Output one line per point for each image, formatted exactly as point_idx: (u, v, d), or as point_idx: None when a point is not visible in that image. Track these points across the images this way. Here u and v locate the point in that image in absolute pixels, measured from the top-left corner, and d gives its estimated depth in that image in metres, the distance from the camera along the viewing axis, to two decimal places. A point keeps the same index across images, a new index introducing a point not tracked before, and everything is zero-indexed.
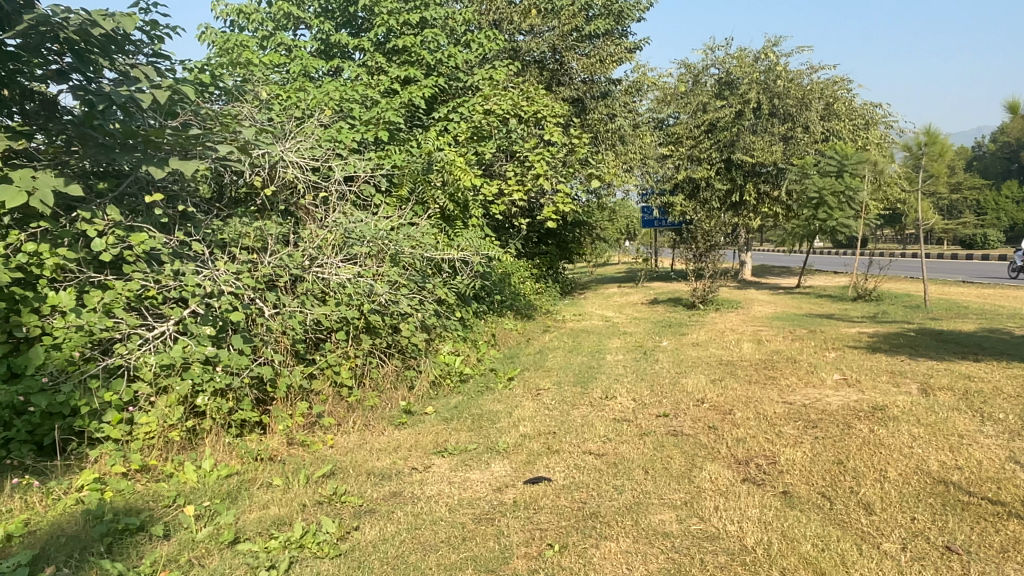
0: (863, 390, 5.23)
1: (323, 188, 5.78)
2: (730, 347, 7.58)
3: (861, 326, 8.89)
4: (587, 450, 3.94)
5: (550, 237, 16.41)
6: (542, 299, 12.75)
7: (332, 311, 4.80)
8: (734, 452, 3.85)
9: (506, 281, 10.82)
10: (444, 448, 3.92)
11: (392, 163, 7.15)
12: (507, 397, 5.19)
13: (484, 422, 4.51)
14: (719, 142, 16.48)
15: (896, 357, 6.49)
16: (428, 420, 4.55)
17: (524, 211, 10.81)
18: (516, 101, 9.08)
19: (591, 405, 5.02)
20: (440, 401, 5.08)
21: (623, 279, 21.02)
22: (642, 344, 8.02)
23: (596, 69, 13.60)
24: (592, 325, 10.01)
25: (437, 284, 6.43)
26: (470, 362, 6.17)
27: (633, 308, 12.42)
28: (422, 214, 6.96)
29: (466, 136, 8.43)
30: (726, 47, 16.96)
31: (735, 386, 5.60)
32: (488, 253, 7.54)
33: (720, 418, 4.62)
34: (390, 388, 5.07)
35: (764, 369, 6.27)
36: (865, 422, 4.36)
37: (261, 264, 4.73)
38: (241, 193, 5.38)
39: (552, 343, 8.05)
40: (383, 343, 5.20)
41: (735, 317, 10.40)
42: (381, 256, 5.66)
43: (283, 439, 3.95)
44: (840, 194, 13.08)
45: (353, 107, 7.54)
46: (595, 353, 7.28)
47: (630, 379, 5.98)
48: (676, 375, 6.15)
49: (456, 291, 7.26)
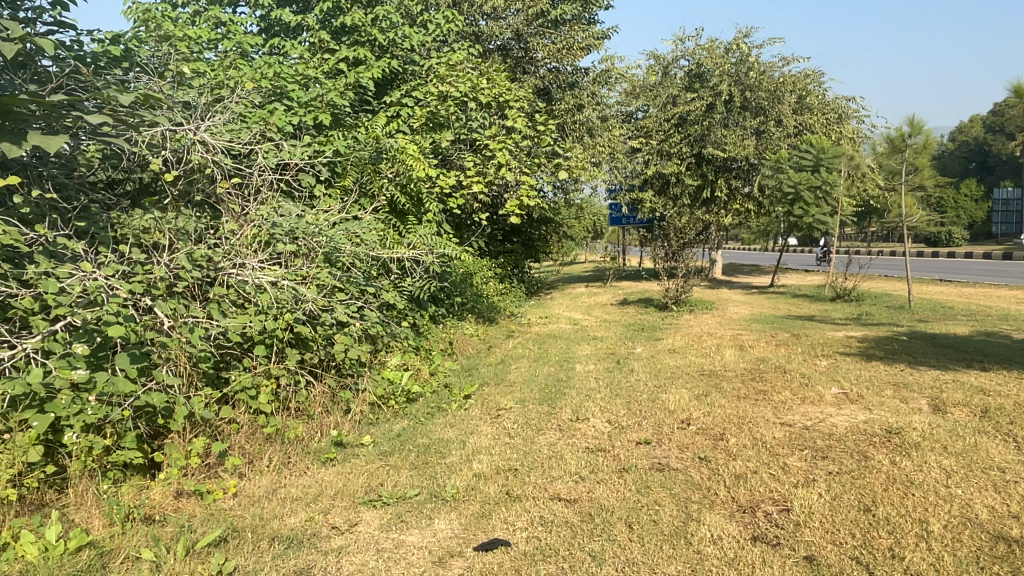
0: (870, 408, 4.56)
1: (246, 176, 4.95)
2: (711, 354, 6.90)
3: (847, 329, 8.29)
4: (555, 495, 3.19)
5: (515, 234, 15.67)
6: (506, 301, 12.00)
7: (247, 321, 3.97)
8: (735, 496, 3.13)
9: (466, 282, 10.03)
10: (376, 496, 3.13)
11: (333, 150, 6.32)
12: (461, 421, 4.41)
13: (430, 455, 3.73)
14: (689, 136, 15.90)
15: (895, 366, 5.86)
16: (363, 454, 3.75)
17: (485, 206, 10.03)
18: (476, 83, 8.29)
19: (561, 430, 4.27)
20: (382, 427, 4.28)
21: (590, 279, 20.33)
22: (615, 351, 7.30)
23: (563, 55, 12.95)
24: (560, 329, 9.28)
25: (383, 287, 5.62)
26: (421, 377, 5.37)
27: (602, 310, 11.74)
28: (367, 207, 6.14)
29: (420, 122, 7.62)
30: (696, 38, 16.38)
31: (723, 403, 4.90)
32: (444, 251, 6.75)
33: (713, 447, 3.90)
34: (321, 413, 4.25)
35: (753, 381, 5.59)
36: (883, 451, 3.68)
37: (159, 265, 3.89)
38: (145, 181, 4.53)
39: (516, 351, 7.30)
40: (313, 358, 4.38)
41: (710, 319, 9.76)
42: (313, 255, 4.84)
43: (169, 489, 3.12)
44: (816, 190, 12.52)
45: (290, 87, 6.69)
46: (563, 364, 6.54)
47: (604, 395, 5.24)
48: (654, 389, 5.44)
49: (407, 294, 6.45)
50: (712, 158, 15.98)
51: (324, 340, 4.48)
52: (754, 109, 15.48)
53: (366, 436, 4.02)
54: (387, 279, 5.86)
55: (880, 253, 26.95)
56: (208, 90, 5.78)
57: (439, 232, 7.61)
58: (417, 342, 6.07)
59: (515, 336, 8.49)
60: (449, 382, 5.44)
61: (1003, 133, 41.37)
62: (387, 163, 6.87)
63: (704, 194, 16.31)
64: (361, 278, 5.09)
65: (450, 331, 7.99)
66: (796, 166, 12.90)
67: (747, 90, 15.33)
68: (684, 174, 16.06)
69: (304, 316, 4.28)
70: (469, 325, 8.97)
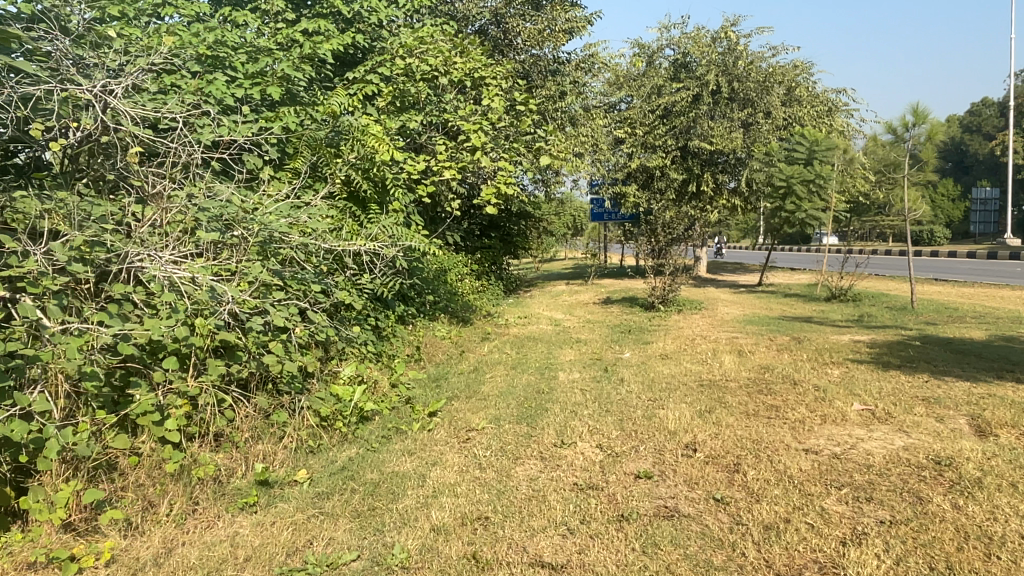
0: (907, 431, 3.87)
1: (169, 153, 4.18)
2: (709, 361, 6.19)
3: (852, 332, 7.65)
4: (537, 558, 2.45)
5: (493, 229, 14.92)
6: (483, 299, 11.24)
7: (155, 328, 3.19)
8: (769, 561, 2.43)
9: (437, 279, 9.24)
10: (301, 565, 2.38)
11: (282, 126, 5.52)
12: (422, 447, 3.65)
13: (380, 497, 2.97)
14: (674, 128, 15.23)
15: (918, 378, 5.19)
16: (296, 495, 2.98)
17: (459, 197, 9.25)
18: (449, 56, 7.45)
19: (543, 459, 3.53)
20: (324, 456, 3.51)
21: (570, 276, 19.61)
22: (602, 357, 6.57)
23: (544, 39, 12.19)
24: (540, 330, 8.55)
25: (335, 284, 4.82)
26: (380, 390, 4.60)
27: (584, 310, 11.03)
28: (320, 193, 5.35)
29: (385, 99, 6.82)
30: (682, 26, 15.71)
31: (731, 423, 4.18)
32: (410, 243, 5.97)
33: (728, 484, 3.17)
34: (247, 440, 3.46)
35: (762, 395, 4.88)
36: (941, 491, 2.99)
37: (42, 255, 3.09)
38: (37, 156, 3.73)
39: (492, 356, 6.54)
40: (242, 372, 3.59)
41: (701, 320, 9.07)
42: (246, 246, 4.06)
43: (16, 559, 2.44)
44: (809, 184, 11.85)
45: (234, 55, 5.85)
46: (543, 372, 5.79)
47: (592, 411, 4.50)
48: (649, 404, 4.71)
49: (367, 292, 5.66)
50: (698, 151, 15.31)
51: (255, 349, 3.69)
52: (742, 100, 14.84)
53: (302, 469, 3.25)
54: (341, 275, 5.07)
55: (864, 252, 26.57)
56: (131, 54, 4.94)
57: (406, 223, 6.83)
58: (376, 348, 5.29)
59: (491, 338, 7.74)
60: (411, 395, 4.67)
61: (980, 133, 41.41)
62: (347, 145, 6.07)
63: (689, 189, 15.65)
64: (306, 274, 4.30)
65: (419, 333, 7.22)
66: (787, 159, 12.25)
67: (735, 81, 14.68)
68: (669, 168, 15.39)
69: (229, 320, 3.50)
70: (440, 327, 8.19)
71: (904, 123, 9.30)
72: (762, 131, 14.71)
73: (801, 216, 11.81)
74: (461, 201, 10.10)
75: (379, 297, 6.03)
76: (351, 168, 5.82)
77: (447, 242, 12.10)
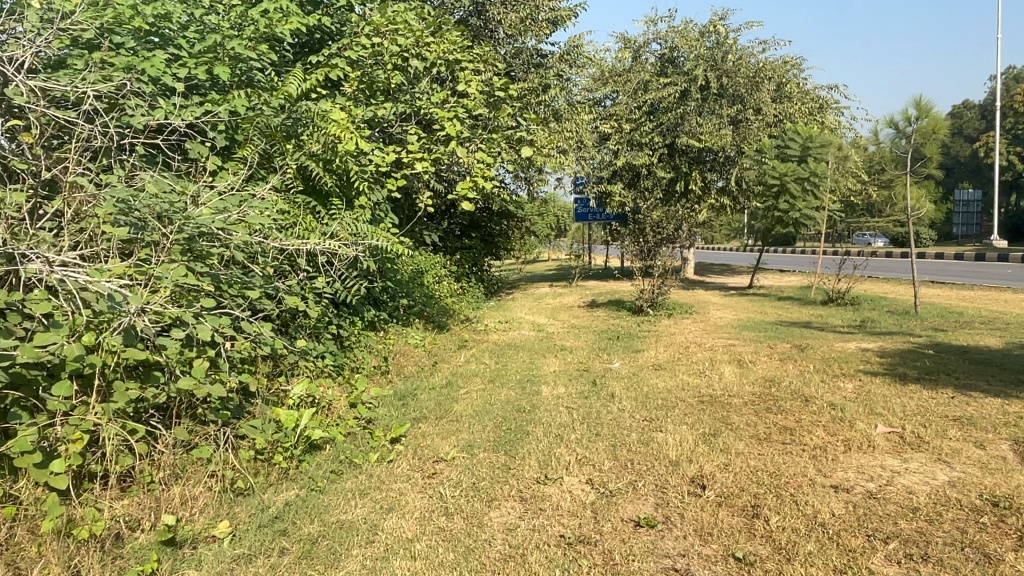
0: (948, 461, 3.32)
1: (83, 135, 3.53)
2: (707, 373, 5.60)
3: (856, 338, 7.13)
4: None
5: (473, 228, 14.30)
6: (461, 303, 10.62)
7: (42, 346, 2.56)
8: None
9: (412, 282, 8.61)
10: None
11: (229, 110, 4.87)
12: (378, 486, 3.04)
13: (318, 559, 2.37)
14: (661, 125, 14.69)
15: (943, 393, 4.65)
16: (210, 558, 2.37)
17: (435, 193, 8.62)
18: (419, 34, 6.60)
19: (523, 500, 2.93)
20: (256, 499, 2.90)
21: (554, 279, 19.05)
22: (590, 368, 5.97)
23: (525, 28, 11.58)
24: (522, 337, 7.94)
25: (286, 289, 4.20)
26: (336, 411, 3.99)
27: (569, 313, 10.45)
28: (270, 186, 4.70)
29: (351, 85, 6.17)
30: (669, 19, 15.16)
31: (742, 450, 3.61)
32: (376, 242, 5.36)
33: (749, 537, 2.60)
34: (161, 481, 2.84)
35: (772, 415, 4.30)
36: (1011, 546, 2.44)
37: None
38: None
39: (468, 367, 5.93)
40: (159, 398, 2.96)
41: (693, 325, 8.52)
42: (171, 247, 3.41)
43: None
44: (803, 182, 11.32)
45: (177, 32, 5.19)
46: (524, 386, 5.19)
47: (580, 435, 3.89)
48: (645, 425, 4.13)
49: (327, 297, 5.04)
50: (686, 149, 14.78)
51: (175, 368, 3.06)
52: (732, 96, 14.30)
53: (223, 521, 2.64)
54: (295, 278, 4.45)
55: (851, 253, 26.24)
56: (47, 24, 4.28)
57: (372, 221, 6.19)
58: (333, 361, 4.66)
59: (469, 346, 7.12)
60: (372, 417, 4.04)
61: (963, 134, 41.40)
62: (306, 133, 5.44)
63: (677, 187, 15.11)
64: (246, 278, 3.67)
65: (389, 342, 6.58)
66: (780, 156, 11.73)
67: (725, 76, 14.15)
68: (656, 166, 14.83)
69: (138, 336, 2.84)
70: (414, 333, 7.56)
71: (906, 118, 8.81)
72: (752, 128, 14.20)
73: (795, 216, 11.29)
74: (437, 197, 9.47)
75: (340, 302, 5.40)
76: (310, 159, 5.19)
77: (424, 242, 11.46)
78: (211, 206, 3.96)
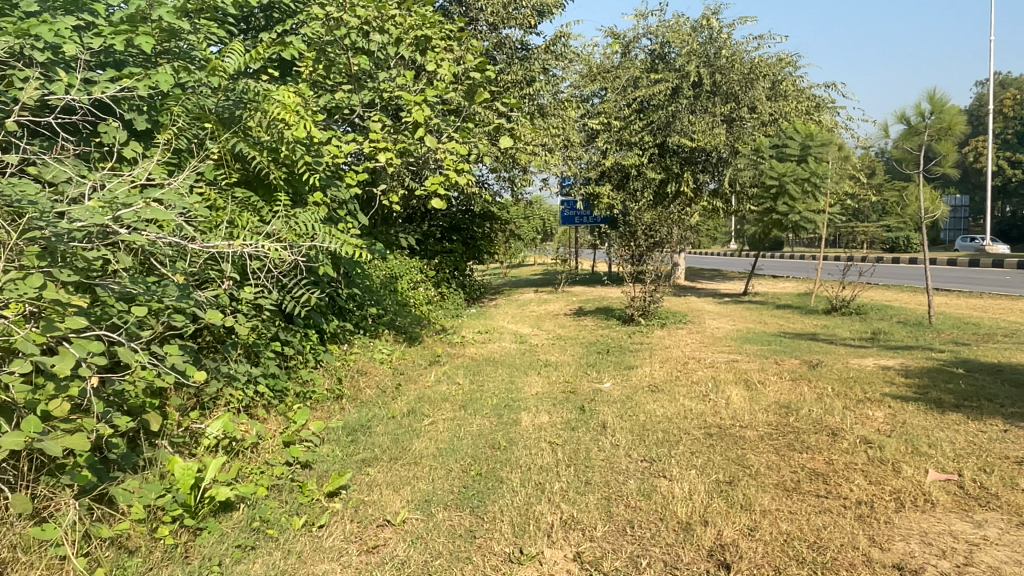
0: None
1: None
2: (712, 397, 4.84)
3: (872, 353, 6.44)
4: None
5: (454, 231, 13.52)
6: (438, 311, 9.84)
7: None
8: None
9: (379, 290, 7.82)
10: None
11: (149, 88, 4.07)
12: (295, 571, 2.28)
13: None
14: (652, 124, 13.99)
15: (992, 425, 3.94)
16: None
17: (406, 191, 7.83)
18: (382, 4, 5.63)
19: None
20: None
21: (539, 283, 18.31)
22: (577, 390, 5.21)
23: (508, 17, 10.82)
24: (502, 349, 7.18)
25: (203, 303, 3.43)
26: (263, 453, 3.23)
27: (554, 322, 9.71)
28: (190, 178, 3.91)
29: (305, 65, 5.36)
30: (660, 12, 14.44)
31: (769, 506, 2.88)
32: (326, 244, 4.59)
33: None
34: None
35: (796, 455, 3.56)
36: None
37: None
38: None
39: (437, 387, 5.17)
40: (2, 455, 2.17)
41: (689, 337, 7.80)
42: (40, 252, 2.63)
43: None
44: (803, 183, 10.62)
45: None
46: (500, 414, 4.41)
47: (565, 484, 3.13)
48: (645, 468, 3.38)
49: (266, 309, 4.28)
50: (678, 149, 14.09)
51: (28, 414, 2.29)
52: (725, 94, 13.62)
53: None
54: (220, 289, 3.67)
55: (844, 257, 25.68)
56: None
57: (328, 220, 5.41)
58: (268, 387, 3.90)
59: (442, 361, 6.35)
60: (308, 461, 3.27)
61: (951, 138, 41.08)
62: (247, 118, 4.65)
63: (668, 189, 14.41)
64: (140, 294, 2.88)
65: (350, 359, 5.80)
66: (778, 156, 11.04)
67: (718, 72, 13.47)
68: (646, 166, 14.13)
69: None
70: (381, 347, 6.77)
71: (919, 112, 8.19)
72: (747, 127, 13.54)
73: (795, 219, 10.60)
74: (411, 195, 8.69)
75: (284, 315, 4.62)
76: (249, 148, 4.43)
77: (398, 245, 10.66)
78: (104, 203, 3.16)
